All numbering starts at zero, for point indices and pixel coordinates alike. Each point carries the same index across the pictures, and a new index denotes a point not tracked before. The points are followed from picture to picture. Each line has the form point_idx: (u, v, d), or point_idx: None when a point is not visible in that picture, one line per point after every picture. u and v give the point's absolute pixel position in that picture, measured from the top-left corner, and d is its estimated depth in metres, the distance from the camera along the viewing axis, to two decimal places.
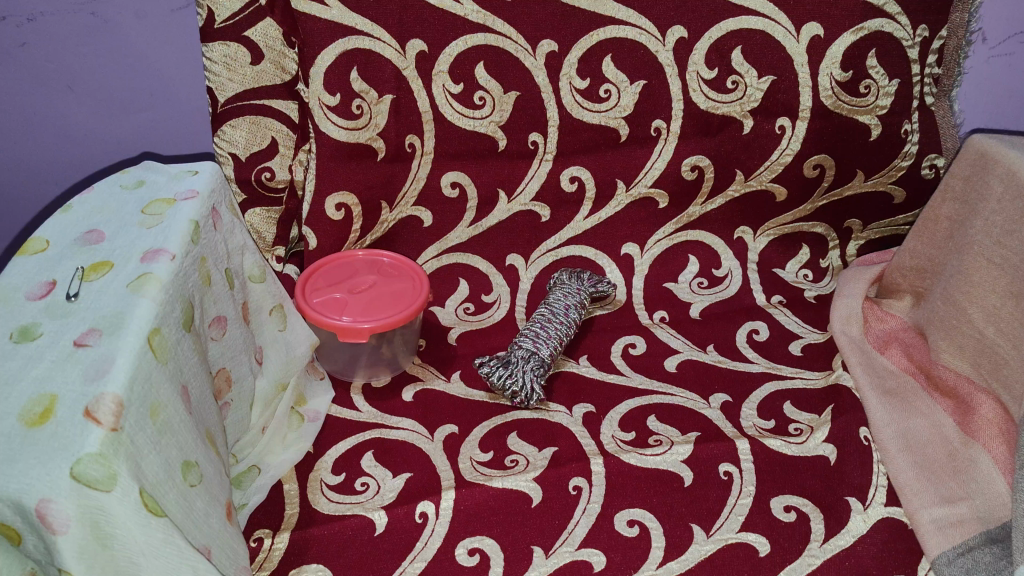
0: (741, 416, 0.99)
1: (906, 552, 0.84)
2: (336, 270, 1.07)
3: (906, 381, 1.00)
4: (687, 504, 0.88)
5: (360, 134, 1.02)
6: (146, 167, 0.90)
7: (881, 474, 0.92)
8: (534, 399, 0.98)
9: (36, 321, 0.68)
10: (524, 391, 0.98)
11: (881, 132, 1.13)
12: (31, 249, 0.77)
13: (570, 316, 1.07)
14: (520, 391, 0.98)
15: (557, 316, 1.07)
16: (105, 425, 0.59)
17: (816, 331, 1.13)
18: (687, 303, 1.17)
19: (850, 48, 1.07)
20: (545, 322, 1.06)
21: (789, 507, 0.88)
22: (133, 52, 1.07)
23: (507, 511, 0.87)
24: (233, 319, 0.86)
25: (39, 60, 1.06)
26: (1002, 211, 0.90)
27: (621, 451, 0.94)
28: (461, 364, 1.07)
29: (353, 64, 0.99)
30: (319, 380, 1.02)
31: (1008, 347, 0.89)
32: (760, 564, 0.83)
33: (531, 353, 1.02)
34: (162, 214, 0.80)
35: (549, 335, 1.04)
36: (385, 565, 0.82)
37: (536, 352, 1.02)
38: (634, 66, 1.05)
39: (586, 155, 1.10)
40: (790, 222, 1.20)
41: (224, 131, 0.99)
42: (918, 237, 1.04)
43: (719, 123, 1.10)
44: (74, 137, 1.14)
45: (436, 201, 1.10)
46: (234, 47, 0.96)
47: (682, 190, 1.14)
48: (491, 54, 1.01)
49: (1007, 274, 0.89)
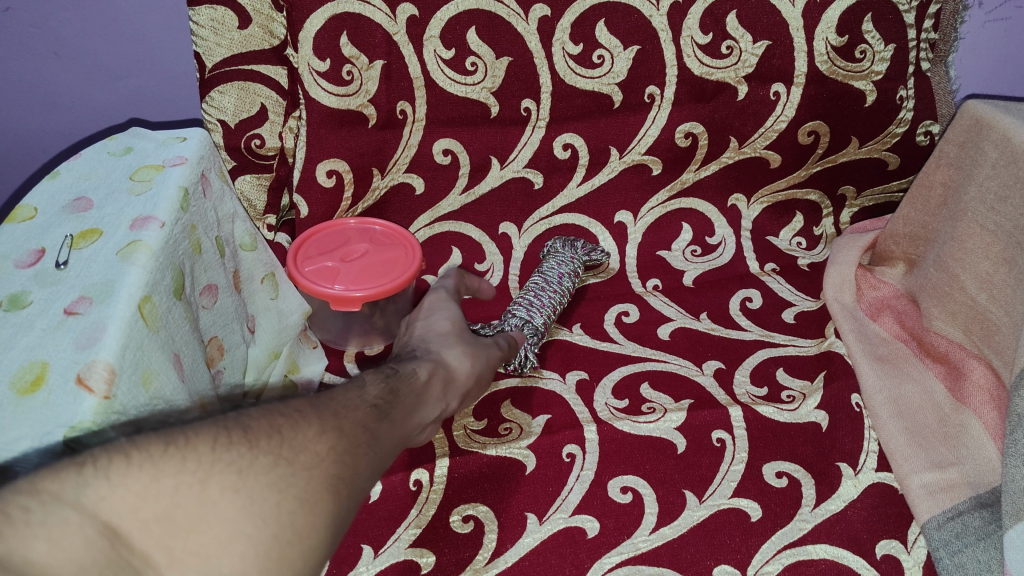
0: (734, 382, 1.00)
1: (896, 516, 0.85)
2: (327, 238, 1.05)
3: (898, 347, 1.01)
4: (680, 471, 0.89)
5: (351, 100, 1.01)
6: (134, 132, 0.89)
7: (872, 440, 0.92)
8: (528, 366, 0.98)
9: (26, 289, 0.68)
10: (519, 360, 0.98)
11: (876, 98, 1.12)
12: (19, 216, 0.76)
13: (564, 284, 1.08)
14: (514, 360, 0.98)
15: (551, 284, 1.07)
16: (98, 393, 0.58)
17: (810, 298, 1.13)
18: (681, 271, 1.18)
19: (846, 12, 1.06)
20: (539, 290, 1.06)
21: (781, 473, 0.89)
22: (120, 16, 1.04)
23: (500, 479, 0.88)
24: (224, 287, 0.85)
25: (24, 25, 1.04)
26: (996, 175, 0.87)
27: (614, 419, 0.94)
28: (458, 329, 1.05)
29: (343, 28, 0.97)
30: (312, 349, 1.02)
31: (999, 313, 0.89)
32: (752, 528, 0.83)
33: (525, 321, 1.01)
34: (150, 180, 0.79)
35: (543, 304, 1.03)
36: (381, 532, 0.82)
37: (530, 320, 1.01)
38: (628, 31, 1.03)
39: (579, 121, 1.09)
40: (783, 189, 1.20)
41: (213, 97, 1.00)
42: (911, 204, 1.03)
43: (713, 89, 1.09)
44: (64, 103, 1.13)
45: (429, 167, 1.09)
46: (220, 11, 0.96)
47: (675, 157, 1.14)
48: (483, 18, 0.99)
49: (1000, 240, 0.88)
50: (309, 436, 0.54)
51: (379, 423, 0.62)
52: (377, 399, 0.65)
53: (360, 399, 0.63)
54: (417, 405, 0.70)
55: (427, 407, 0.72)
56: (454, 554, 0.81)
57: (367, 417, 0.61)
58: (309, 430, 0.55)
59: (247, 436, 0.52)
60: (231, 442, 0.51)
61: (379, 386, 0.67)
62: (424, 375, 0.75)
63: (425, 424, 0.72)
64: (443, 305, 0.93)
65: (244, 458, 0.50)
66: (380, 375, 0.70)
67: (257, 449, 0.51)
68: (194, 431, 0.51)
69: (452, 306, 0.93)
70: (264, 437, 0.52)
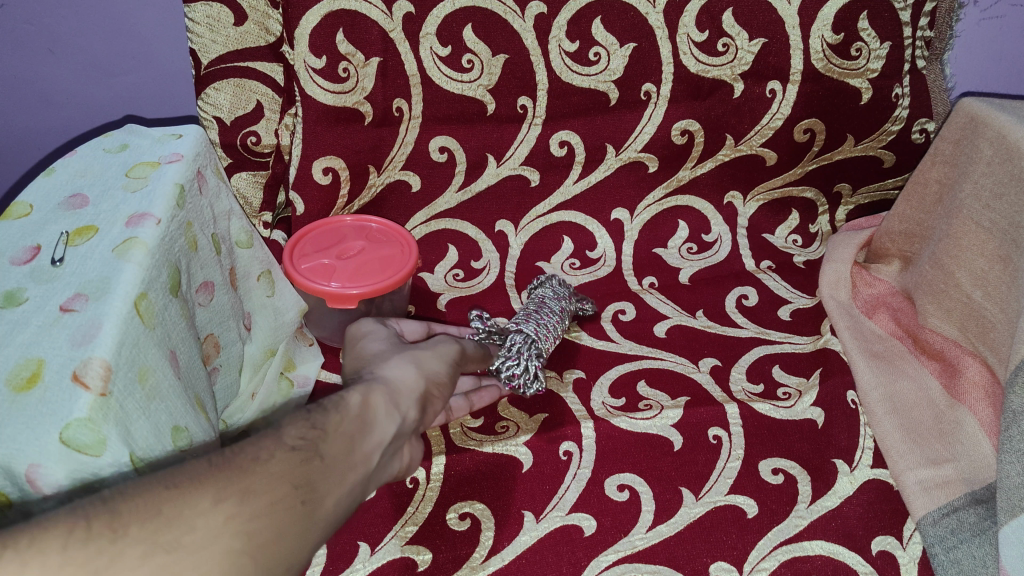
0: (730, 379, 1.00)
1: (891, 512, 0.85)
2: (324, 236, 1.05)
3: (893, 344, 1.01)
4: (676, 468, 0.89)
5: (347, 97, 1.00)
6: (129, 129, 0.88)
7: (868, 437, 0.93)
8: (535, 386, 0.93)
9: (20, 287, 0.67)
10: (526, 377, 0.93)
11: (871, 96, 1.12)
12: (14, 213, 0.76)
13: (559, 311, 1.04)
14: (520, 376, 0.93)
15: (547, 310, 1.02)
16: (94, 390, 0.58)
17: (805, 296, 1.14)
18: (677, 269, 1.19)
19: (841, 10, 1.06)
20: (538, 313, 1.01)
21: (777, 469, 0.89)
22: (114, 13, 1.04)
23: (497, 477, 0.88)
24: (220, 285, 0.85)
25: (17, 21, 1.03)
26: (992, 173, 0.87)
27: (611, 416, 0.94)
28: None
29: (339, 26, 0.96)
30: (308, 346, 1.01)
31: (995, 311, 0.89)
32: (748, 525, 0.83)
33: (530, 340, 0.96)
34: (145, 177, 0.79)
35: (545, 323, 0.99)
36: (376, 530, 0.82)
37: (535, 340, 0.97)
38: (624, 28, 1.03)
39: (576, 119, 1.09)
40: (779, 187, 1.20)
41: (208, 94, 1.00)
42: (906, 202, 1.04)
43: (709, 87, 1.09)
44: (59, 100, 1.13)
45: (424, 164, 1.09)
46: (216, 8, 0.96)
47: (672, 154, 1.14)
48: (479, 15, 0.99)
49: (995, 238, 0.88)
50: (199, 510, 0.49)
51: (300, 469, 0.54)
52: (298, 439, 0.56)
53: (277, 443, 0.55)
54: (364, 434, 0.61)
55: (377, 432, 0.62)
56: (450, 551, 0.81)
57: (282, 468, 0.54)
58: (202, 501, 0.49)
59: (114, 523, 0.47)
60: (90, 534, 0.46)
61: (307, 424, 0.58)
62: (363, 394, 0.64)
63: (385, 448, 0.62)
64: (370, 326, 0.84)
65: (108, 552, 0.45)
66: (302, 411, 0.59)
67: (122, 541, 0.46)
68: (44, 526, 0.45)
69: (379, 327, 0.84)
70: (138, 521, 0.47)
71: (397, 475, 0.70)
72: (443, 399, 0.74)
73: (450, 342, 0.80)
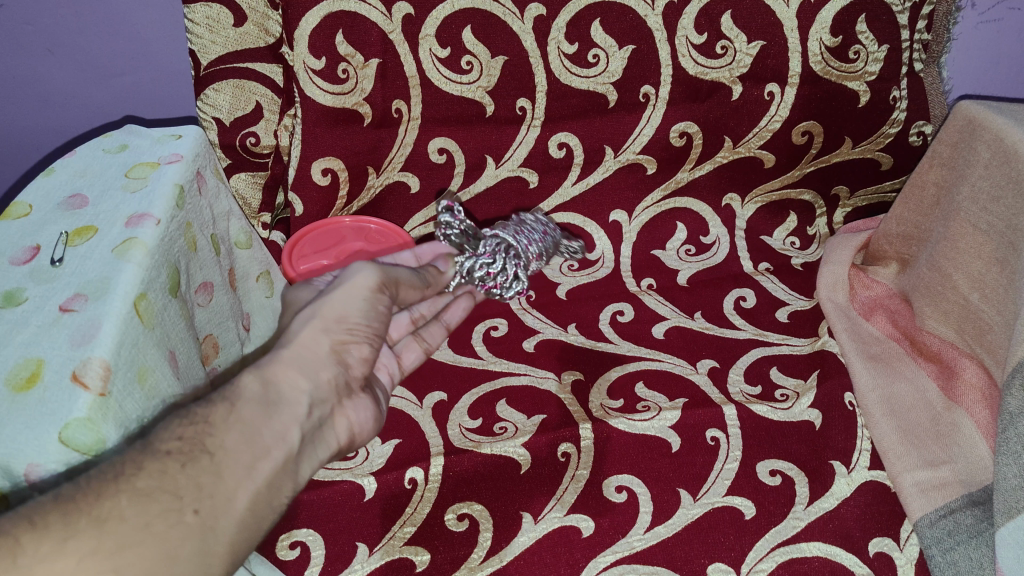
0: (729, 381, 1.00)
1: (888, 514, 0.85)
2: (323, 236, 1.04)
3: (891, 346, 1.01)
4: (675, 469, 0.89)
5: (347, 99, 1.01)
6: (129, 130, 0.88)
7: (864, 438, 0.93)
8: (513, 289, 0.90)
9: (20, 286, 0.67)
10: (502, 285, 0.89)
11: (869, 99, 1.12)
12: (13, 213, 0.76)
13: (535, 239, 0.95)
14: (498, 283, 0.89)
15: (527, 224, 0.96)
16: (93, 390, 0.59)
17: (803, 298, 1.14)
18: (675, 271, 1.20)
19: (839, 13, 1.07)
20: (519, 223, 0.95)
21: (775, 471, 0.89)
22: (113, 14, 1.04)
23: (496, 477, 0.88)
24: (220, 285, 0.85)
25: (16, 22, 1.03)
26: (989, 176, 0.88)
27: (609, 417, 0.94)
28: (440, 384, 1.00)
29: (339, 27, 0.97)
30: None
31: (991, 313, 0.89)
32: (746, 527, 0.84)
33: (506, 244, 0.91)
34: (145, 178, 0.79)
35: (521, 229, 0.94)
36: (375, 530, 0.83)
37: (511, 243, 0.91)
38: (622, 30, 1.03)
39: (575, 120, 1.09)
40: (778, 189, 1.21)
41: (208, 95, 1.01)
42: (903, 205, 1.04)
43: (708, 89, 1.09)
44: (59, 100, 1.13)
45: (423, 165, 1.09)
46: (217, 9, 0.97)
47: (670, 156, 1.14)
48: (479, 17, 0.99)
49: (992, 240, 0.88)
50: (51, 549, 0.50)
51: (179, 473, 0.57)
52: (174, 443, 0.59)
53: (151, 452, 0.57)
54: (268, 411, 0.65)
55: (280, 408, 0.66)
56: (449, 552, 0.81)
57: (157, 480, 0.56)
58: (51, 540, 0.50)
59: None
60: None
61: (187, 419, 0.60)
62: (261, 373, 0.67)
63: (294, 416, 0.66)
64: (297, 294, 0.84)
65: None
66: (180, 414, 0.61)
67: None
68: None
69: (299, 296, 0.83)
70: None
71: (339, 444, 0.75)
72: (361, 343, 0.75)
73: (366, 270, 0.77)
